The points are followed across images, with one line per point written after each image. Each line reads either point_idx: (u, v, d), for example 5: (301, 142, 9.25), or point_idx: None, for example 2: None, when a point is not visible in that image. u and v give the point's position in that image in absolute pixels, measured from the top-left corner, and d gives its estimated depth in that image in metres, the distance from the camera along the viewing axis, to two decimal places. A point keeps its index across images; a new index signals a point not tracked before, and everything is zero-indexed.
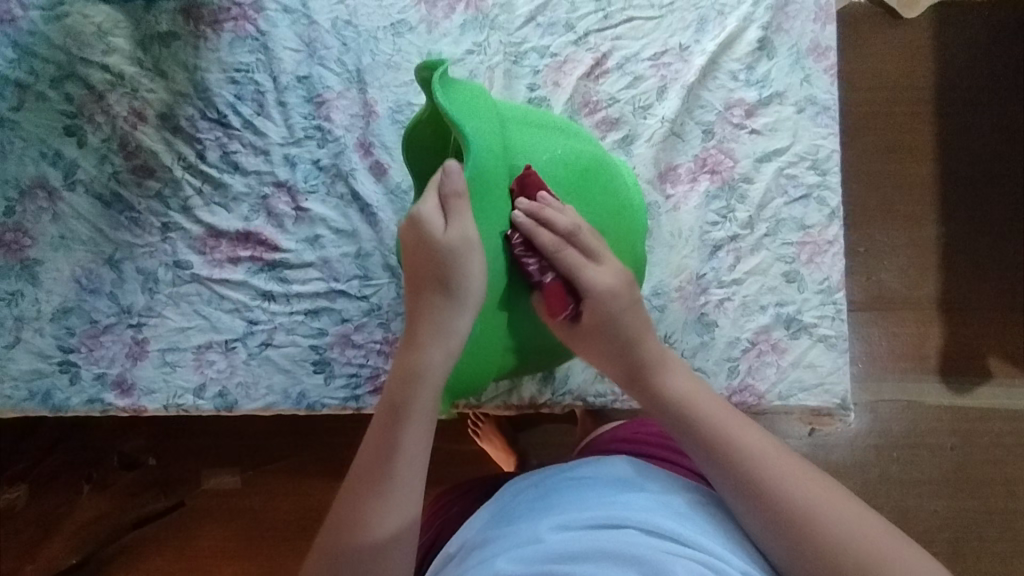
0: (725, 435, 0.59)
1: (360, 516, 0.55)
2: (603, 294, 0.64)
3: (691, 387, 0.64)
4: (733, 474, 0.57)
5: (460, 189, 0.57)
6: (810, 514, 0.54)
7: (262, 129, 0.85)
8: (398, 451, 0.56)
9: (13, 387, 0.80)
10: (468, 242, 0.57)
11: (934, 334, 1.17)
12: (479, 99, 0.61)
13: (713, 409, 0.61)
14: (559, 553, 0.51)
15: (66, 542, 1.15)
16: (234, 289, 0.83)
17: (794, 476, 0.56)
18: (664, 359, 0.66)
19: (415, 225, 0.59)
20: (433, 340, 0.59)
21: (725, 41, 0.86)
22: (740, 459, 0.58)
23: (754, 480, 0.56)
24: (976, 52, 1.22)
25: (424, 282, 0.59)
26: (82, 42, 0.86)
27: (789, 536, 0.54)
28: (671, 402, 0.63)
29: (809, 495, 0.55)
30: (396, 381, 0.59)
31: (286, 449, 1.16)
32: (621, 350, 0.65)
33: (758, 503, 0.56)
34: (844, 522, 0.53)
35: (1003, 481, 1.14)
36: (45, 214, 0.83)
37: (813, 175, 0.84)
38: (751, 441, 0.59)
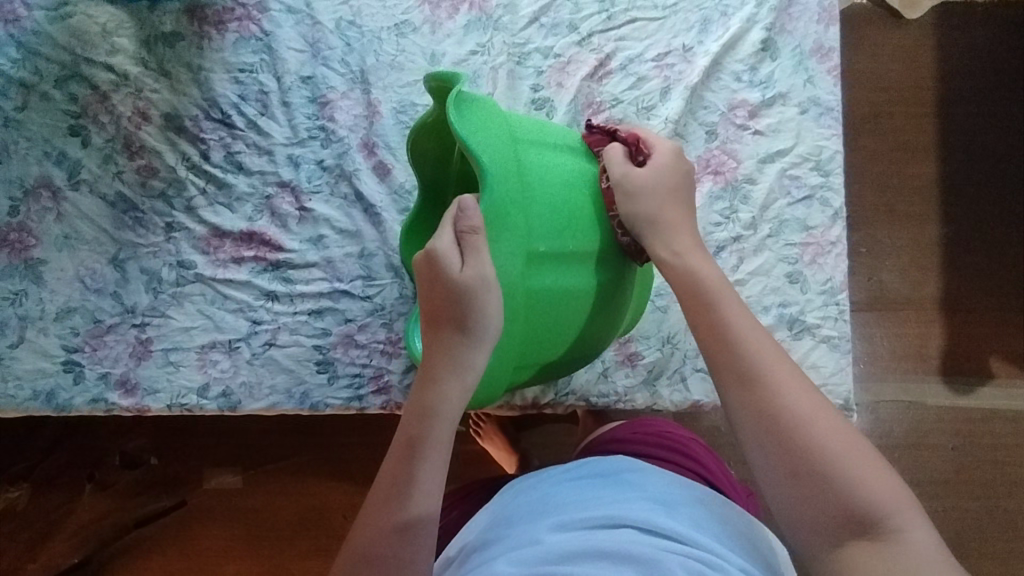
0: (735, 332, 0.59)
1: (377, 550, 0.54)
2: (659, 163, 0.66)
3: (715, 280, 0.63)
4: (743, 380, 0.57)
5: (476, 224, 0.57)
6: (810, 434, 0.54)
7: (266, 129, 0.85)
8: (415, 482, 0.56)
9: (17, 387, 0.80)
10: (484, 281, 0.57)
11: (935, 335, 1.17)
12: (492, 127, 0.61)
13: (732, 307, 0.61)
14: (557, 553, 0.51)
15: (69, 541, 1.15)
16: (237, 288, 0.83)
17: (803, 393, 0.56)
18: (694, 256, 0.65)
19: (430, 262, 0.59)
20: (450, 374, 0.59)
21: (728, 41, 0.86)
22: (751, 369, 0.57)
23: (762, 387, 0.56)
24: (979, 52, 1.22)
25: (440, 319, 0.60)
26: (86, 42, 0.86)
27: (772, 431, 0.55)
28: (695, 295, 0.63)
29: (802, 401, 0.55)
30: (411, 415, 0.59)
31: (288, 449, 1.16)
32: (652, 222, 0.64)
33: (760, 413, 0.56)
34: (829, 433, 0.53)
35: (1004, 481, 1.14)
36: (49, 214, 0.83)
37: (816, 176, 0.84)
38: (766, 351, 0.58)
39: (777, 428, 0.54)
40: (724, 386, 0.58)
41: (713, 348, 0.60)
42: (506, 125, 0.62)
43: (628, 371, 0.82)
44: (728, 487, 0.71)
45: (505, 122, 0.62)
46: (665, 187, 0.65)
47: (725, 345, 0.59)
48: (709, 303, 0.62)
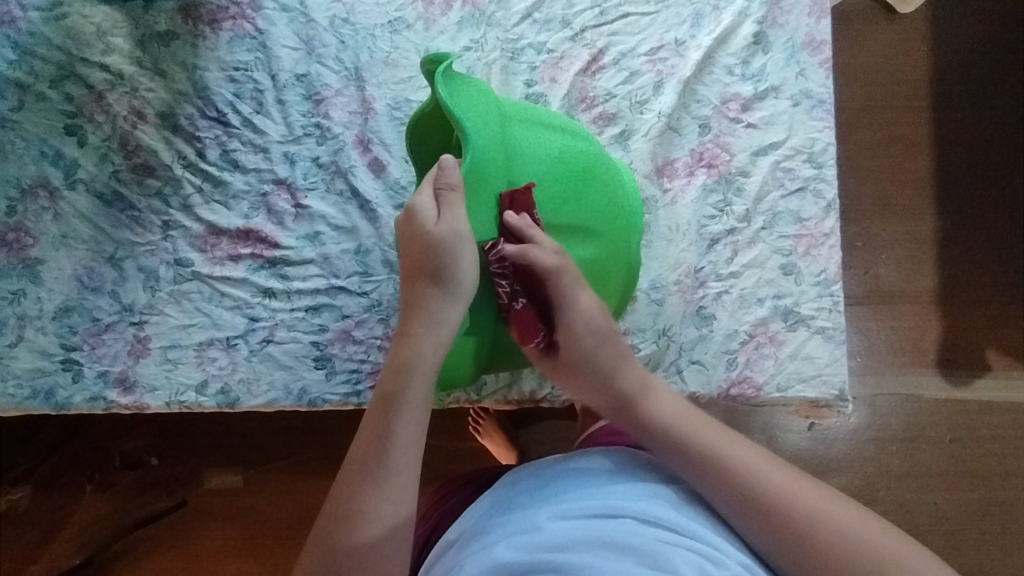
0: (714, 454, 0.57)
1: (356, 507, 0.53)
2: (579, 330, 0.62)
3: (673, 410, 0.60)
4: (743, 500, 0.55)
5: (454, 182, 0.59)
6: (834, 531, 0.52)
7: (261, 127, 0.86)
8: (392, 436, 0.56)
9: (16, 386, 0.80)
10: (457, 235, 0.58)
11: (932, 327, 1.18)
12: (478, 94, 0.64)
13: (696, 428, 0.59)
14: (556, 542, 0.52)
15: (70, 542, 1.16)
16: (235, 286, 0.83)
17: (809, 496, 0.54)
18: (648, 384, 0.62)
19: (408, 217, 0.60)
20: (425, 327, 0.59)
21: (720, 36, 0.87)
22: (762, 493, 0.54)
23: (763, 504, 0.54)
24: (971, 45, 1.23)
25: (415, 272, 0.60)
26: (81, 43, 0.86)
27: (798, 549, 0.52)
28: (660, 427, 0.60)
29: (810, 505, 0.53)
30: (388, 372, 0.59)
31: (289, 447, 1.17)
32: (601, 385, 0.63)
33: (791, 542, 0.52)
34: (850, 533, 0.51)
35: (1002, 473, 1.14)
36: (47, 214, 0.84)
37: (809, 168, 0.85)
38: (762, 465, 0.56)
39: (810, 548, 0.52)
40: (722, 510, 0.56)
41: (702, 487, 0.57)
42: (490, 98, 0.65)
43: None
44: None
45: (490, 95, 0.65)
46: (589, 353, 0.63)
47: (714, 474, 0.56)
48: (681, 436, 0.59)
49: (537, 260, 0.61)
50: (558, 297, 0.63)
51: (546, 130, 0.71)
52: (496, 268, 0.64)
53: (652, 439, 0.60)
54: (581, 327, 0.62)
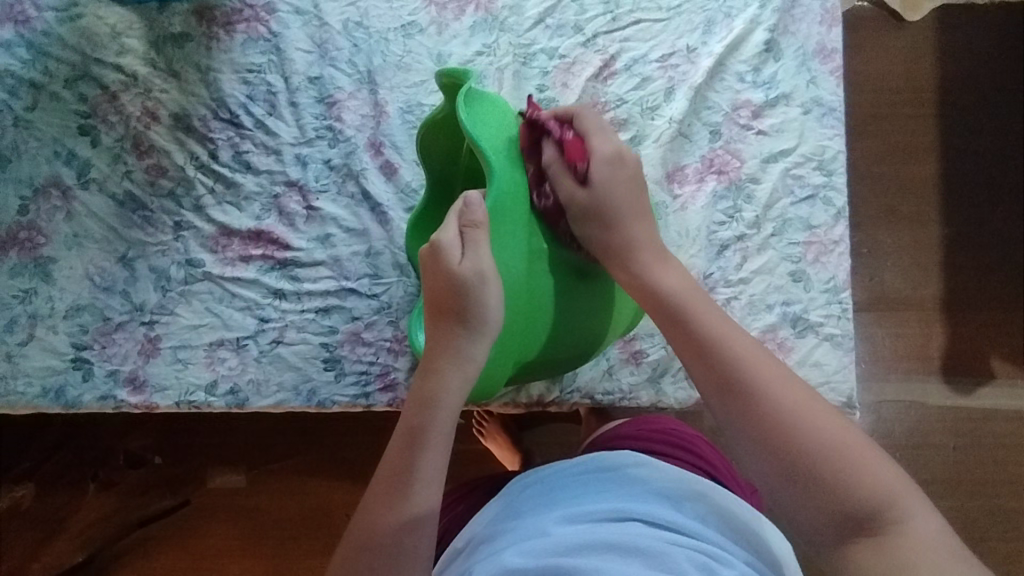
0: (712, 337, 0.60)
1: (377, 543, 0.55)
2: (609, 161, 0.65)
3: (681, 284, 0.64)
4: (728, 382, 0.58)
5: (478, 219, 0.60)
6: (807, 427, 0.55)
7: (273, 129, 0.86)
8: (415, 472, 0.57)
9: (26, 384, 0.81)
10: (481, 275, 0.59)
11: (937, 335, 1.18)
12: (500, 119, 0.66)
13: (700, 309, 0.62)
14: (566, 545, 0.52)
15: (73, 540, 1.16)
16: (246, 287, 0.84)
17: (791, 392, 0.57)
18: (661, 255, 0.66)
19: (433, 254, 0.60)
20: (450, 365, 0.59)
21: (732, 43, 0.87)
22: (746, 378, 0.57)
23: (746, 390, 0.57)
24: (979, 54, 1.23)
25: (440, 310, 0.60)
26: (96, 43, 0.87)
27: (770, 440, 0.55)
28: (664, 298, 0.63)
29: (791, 402, 0.56)
30: (412, 405, 0.59)
31: (293, 448, 1.17)
32: (616, 229, 0.65)
33: (765, 426, 0.55)
34: (822, 431, 0.54)
35: (1004, 481, 1.14)
36: (59, 213, 0.84)
37: (819, 176, 0.85)
38: (757, 357, 0.58)
39: (785, 435, 0.55)
40: (708, 393, 0.59)
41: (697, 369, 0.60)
42: (510, 122, 0.67)
43: (633, 368, 0.83)
44: (732, 482, 0.71)
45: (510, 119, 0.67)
46: (609, 200, 0.65)
47: (710, 350, 0.59)
48: (686, 313, 0.62)
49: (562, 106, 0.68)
50: (591, 133, 0.66)
51: None
52: (535, 118, 0.66)
53: (658, 310, 0.64)
54: (608, 173, 0.65)
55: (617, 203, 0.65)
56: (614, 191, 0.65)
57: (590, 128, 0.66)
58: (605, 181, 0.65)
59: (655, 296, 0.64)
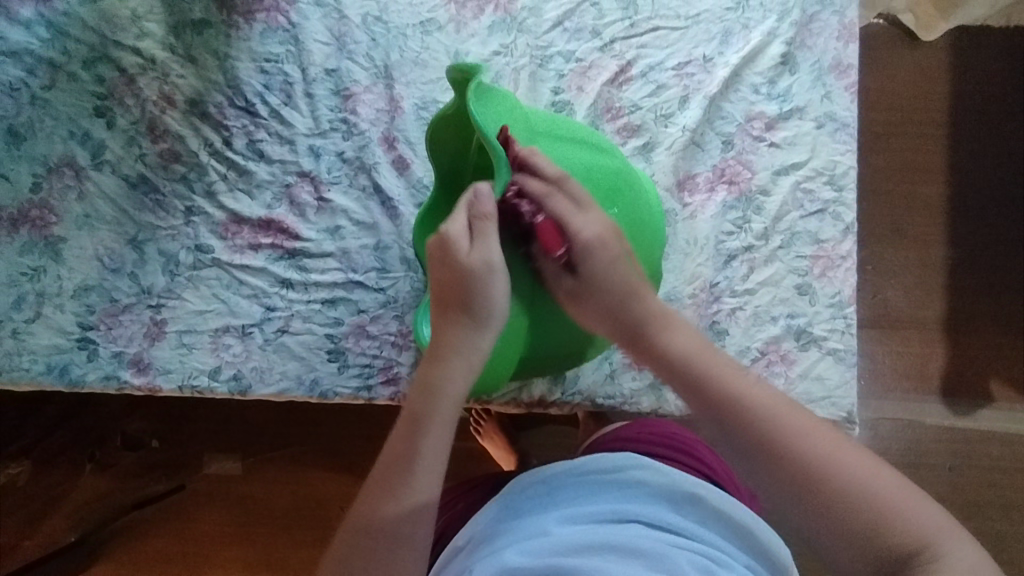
0: (727, 388, 0.55)
1: (376, 527, 0.56)
2: (592, 247, 0.59)
3: (691, 345, 0.59)
4: (748, 434, 0.53)
5: (488, 212, 0.58)
6: (832, 470, 0.51)
7: (288, 119, 0.86)
8: (417, 459, 0.57)
9: (31, 361, 0.81)
10: (489, 267, 0.57)
11: (937, 355, 1.18)
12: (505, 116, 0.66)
13: (716, 363, 0.57)
14: (566, 546, 0.52)
15: (67, 519, 1.16)
16: (253, 275, 0.84)
17: (820, 438, 0.52)
18: (666, 318, 0.61)
19: (440, 242, 0.59)
20: (455, 354, 0.58)
21: (748, 54, 0.87)
22: (767, 427, 0.53)
23: (772, 442, 0.52)
24: (994, 77, 1.23)
25: (447, 300, 0.59)
26: (115, 26, 0.87)
27: (799, 491, 0.51)
28: (672, 357, 0.59)
29: (820, 448, 0.52)
30: (416, 390, 0.59)
31: (290, 438, 1.17)
32: (610, 310, 0.60)
33: (791, 483, 0.51)
34: (851, 475, 0.50)
35: (1000, 503, 1.14)
36: (72, 192, 0.85)
37: (829, 191, 0.85)
38: (792, 411, 0.54)
39: (822, 500, 0.50)
40: (728, 446, 0.55)
41: (713, 424, 0.55)
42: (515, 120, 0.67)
43: (635, 373, 0.83)
44: (731, 486, 0.72)
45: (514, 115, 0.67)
46: (602, 273, 0.59)
47: (730, 407, 0.54)
48: (704, 374, 0.57)
49: (537, 163, 0.61)
50: (565, 209, 0.60)
51: (573, 146, 0.71)
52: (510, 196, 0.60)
53: (671, 374, 0.58)
54: (594, 240, 0.59)
55: (609, 290, 0.60)
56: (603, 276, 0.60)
57: (557, 200, 0.60)
58: (593, 257, 0.59)
59: (667, 360, 0.59)
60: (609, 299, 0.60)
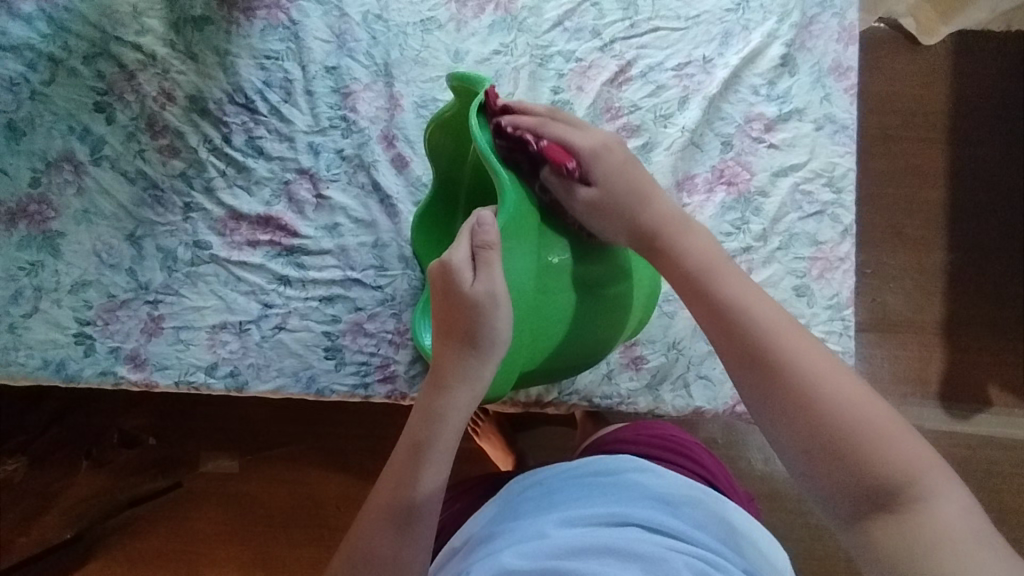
0: (731, 302, 0.60)
1: (375, 551, 0.57)
2: (601, 156, 0.65)
3: (701, 256, 0.64)
4: (746, 346, 0.58)
5: (491, 240, 0.59)
6: (817, 385, 0.54)
7: (288, 116, 0.86)
8: (417, 486, 0.58)
9: (27, 356, 0.81)
10: (493, 297, 0.59)
11: (935, 359, 1.18)
12: None
13: (722, 277, 0.62)
14: (564, 548, 0.52)
15: (61, 518, 1.15)
16: (251, 271, 0.84)
17: (808, 355, 0.56)
18: (682, 225, 0.65)
19: (443, 271, 0.60)
20: (457, 383, 0.60)
21: (748, 55, 0.87)
22: (762, 339, 0.57)
23: (765, 352, 0.57)
24: (994, 82, 1.23)
25: (451, 330, 0.60)
26: (116, 22, 0.87)
27: (787, 400, 0.55)
28: (682, 263, 0.63)
29: (809, 364, 0.56)
30: (419, 417, 0.61)
31: (287, 436, 1.17)
32: (626, 216, 0.65)
33: (778, 399, 0.55)
34: (836, 390, 0.54)
35: (998, 508, 1.14)
36: (71, 187, 0.85)
37: (827, 193, 0.85)
38: (788, 329, 0.58)
39: (803, 409, 0.54)
40: (727, 355, 0.59)
41: (715, 333, 0.60)
42: None
43: (632, 374, 0.83)
44: (729, 489, 0.72)
45: None
46: (618, 183, 0.65)
47: (730, 319, 0.59)
48: (709, 291, 0.61)
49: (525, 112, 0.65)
50: (563, 131, 0.65)
51: None
52: (511, 133, 0.63)
53: (680, 281, 0.64)
54: (598, 147, 0.65)
55: (623, 196, 0.65)
56: (617, 184, 0.65)
57: (554, 124, 0.65)
58: (603, 163, 0.65)
59: (676, 267, 0.64)
60: (623, 206, 0.65)
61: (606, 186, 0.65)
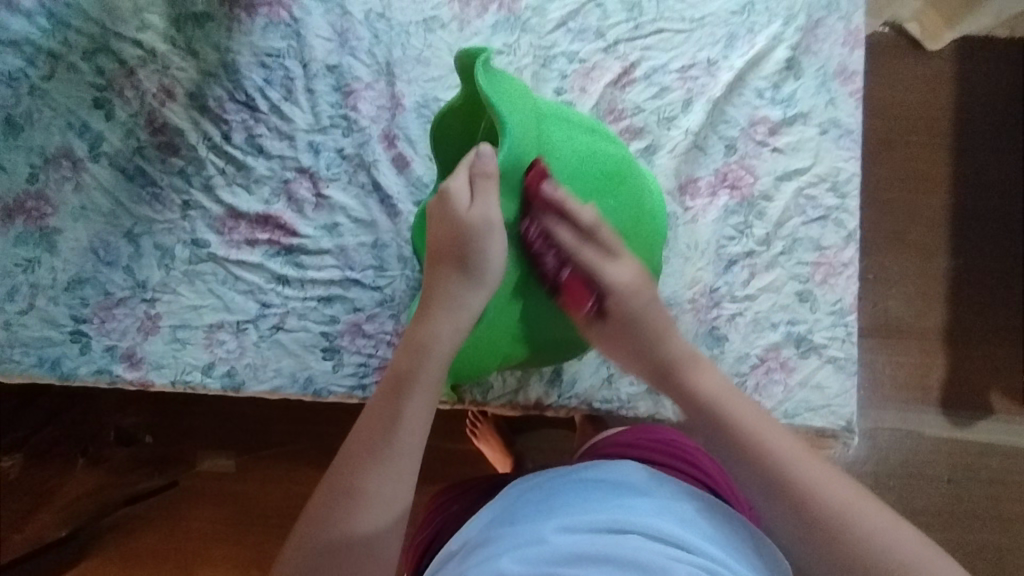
0: (749, 437, 0.57)
1: (357, 481, 0.55)
2: (618, 294, 0.63)
3: (715, 389, 0.61)
4: (772, 483, 0.56)
5: (489, 170, 0.60)
6: (856, 523, 0.53)
7: (288, 115, 0.86)
8: (401, 416, 0.57)
9: (23, 353, 0.81)
10: (487, 222, 0.59)
11: (938, 366, 1.17)
12: (515, 91, 0.65)
13: (740, 410, 0.60)
14: (563, 555, 0.51)
15: (56, 516, 1.15)
16: (249, 271, 0.83)
17: (837, 489, 0.54)
18: (692, 358, 0.64)
19: (440, 200, 0.61)
20: (444, 310, 0.60)
21: (753, 58, 0.87)
22: (787, 476, 0.55)
23: (794, 490, 0.55)
24: (1000, 87, 1.22)
25: (443, 257, 0.61)
26: (117, 17, 0.87)
27: (828, 544, 0.53)
28: (698, 400, 0.61)
29: (842, 500, 0.54)
30: (404, 351, 0.60)
31: (284, 436, 1.16)
32: (641, 351, 0.64)
33: (822, 541, 0.53)
34: (876, 527, 0.53)
35: (998, 516, 1.14)
36: (68, 183, 0.84)
37: (832, 198, 0.85)
38: (806, 461, 0.56)
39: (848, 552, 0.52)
40: (750, 491, 0.57)
41: (736, 467, 0.58)
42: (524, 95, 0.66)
43: (632, 379, 0.82)
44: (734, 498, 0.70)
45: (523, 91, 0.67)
46: (636, 317, 0.63)
47: (753, 458, 0.57)
48: (725, 421, 0.59)
49: (566, 221, 0.64)
50: (595, 258, 0.64)
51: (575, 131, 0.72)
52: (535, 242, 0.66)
53: (696, 415, 0.61)
54: (623, 287, 0.63)
55: (641, 331, 0.63)
56: (637, 321, 0.63)
57: (589, 250, 0.64)
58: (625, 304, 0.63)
59: (690, 400, 0.62)
60: (638, 343, 0.64)
61: (626, 320, 0.64)
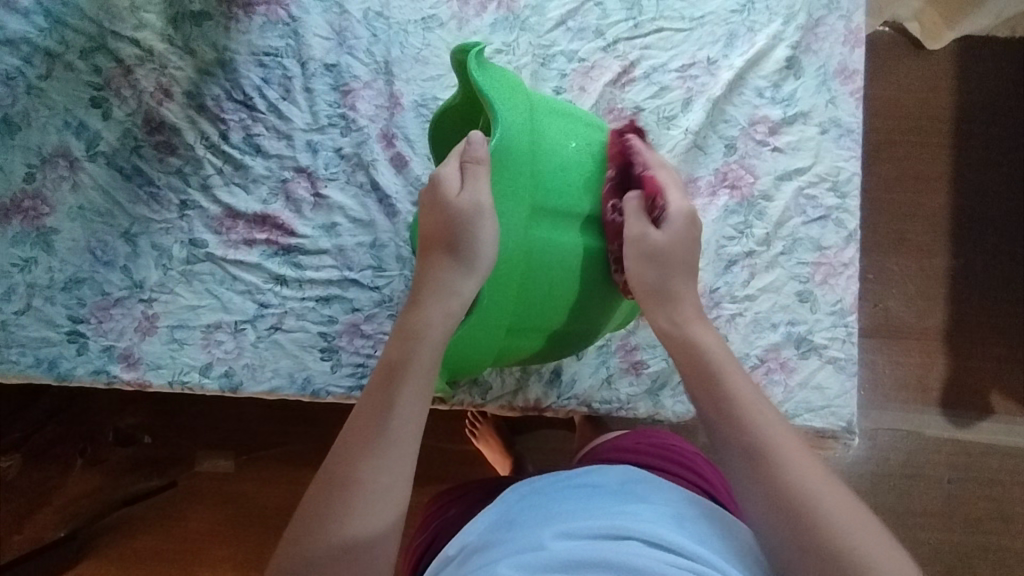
0: (734, 397, 0.57)
1: (350, 472, 0.53)
2: (676, 214, 0.65)
3: (715, 348, 0.62)
4: (745, 448, 0.55)
5: (480, 157, 0.59)
6: (817, 500, 0.51)
7: (286, 114, 0.85)
8: (394, 404, 0.56)
9: (19, 353, 0.80)
10: (477, 207, 0.59)
11: (938, 365, 1.17)
12: (512, 81, 0.65)
13: (734, 371, 0.60)
14: (561, 561, 0.51)
15: (55, 515, 1.15)
16: (247, 271, 0.83)
17: (806, 468, 0.53)
18: (699, 318, 0.64)
19: (432, 188, 0.61)
20: (435, 298, 0.60)
21: (753, 58, 0.86)
22: (760, 445, 0.54)
23: (766, 456, 0.54)
24: (1000, 86, 1.22)
25: (433, 246, 0.61)
26: (114, 16, 0.86)
27: (785, 516, 0.51)
28: (696, 354, 0.61)
29: (808, 478, 0.52)
30: (396, 341, 0.59)
31: (284, 437, 1.16)
32: (659, 277, 0.64)
33: (781, 511, 0.52)
34: (831, 509, 0.51)
35: (998, 517, 1.13)
36: (65, 182, 0.84)
37: (832, 197, 0.84)
38: (781, 437, 0.55)
39: (803, 526, 0.50)
40: (725, 454, 0.56)
41: (716, 429, 0.57)
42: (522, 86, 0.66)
43: (632, 379, 0.82)
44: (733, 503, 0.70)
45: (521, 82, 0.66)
46: (679, 241, 0.64)
47: (732, 419, 0.56)
48: (716, 377, 0.59)
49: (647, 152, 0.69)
50: (666, 181, 0.67)
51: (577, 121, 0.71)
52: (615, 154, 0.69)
53: (692, 368, 0.61)
54: (686, 211, 0.65)
55: (675, 257, 0.64)
56: (678, 245, 0.64)
57: (664, 174, 0.67)
58: (677, 226, 0.65)
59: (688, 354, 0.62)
60: (664, 266, 0.64)
61: (669, 238, 0.64)
